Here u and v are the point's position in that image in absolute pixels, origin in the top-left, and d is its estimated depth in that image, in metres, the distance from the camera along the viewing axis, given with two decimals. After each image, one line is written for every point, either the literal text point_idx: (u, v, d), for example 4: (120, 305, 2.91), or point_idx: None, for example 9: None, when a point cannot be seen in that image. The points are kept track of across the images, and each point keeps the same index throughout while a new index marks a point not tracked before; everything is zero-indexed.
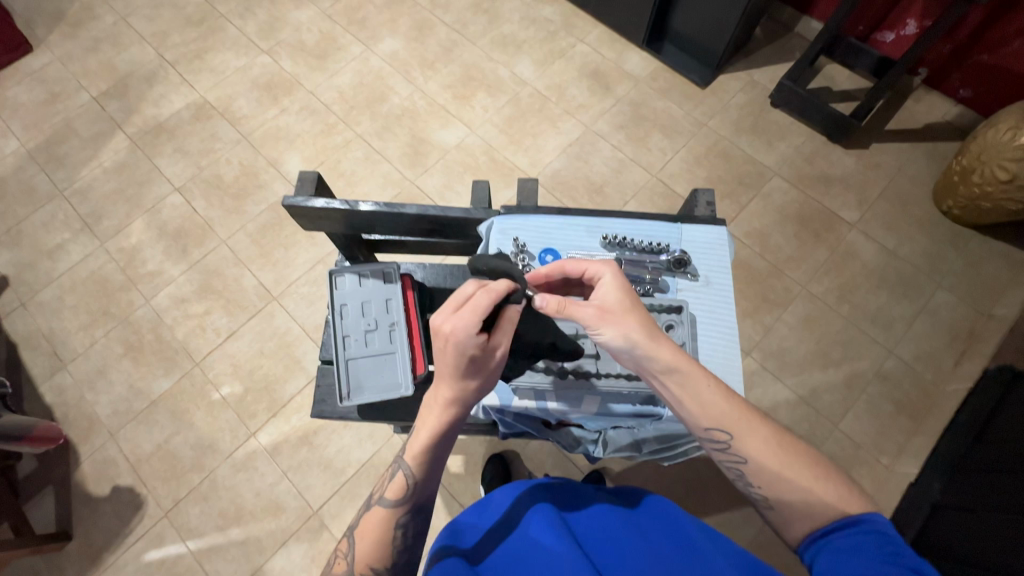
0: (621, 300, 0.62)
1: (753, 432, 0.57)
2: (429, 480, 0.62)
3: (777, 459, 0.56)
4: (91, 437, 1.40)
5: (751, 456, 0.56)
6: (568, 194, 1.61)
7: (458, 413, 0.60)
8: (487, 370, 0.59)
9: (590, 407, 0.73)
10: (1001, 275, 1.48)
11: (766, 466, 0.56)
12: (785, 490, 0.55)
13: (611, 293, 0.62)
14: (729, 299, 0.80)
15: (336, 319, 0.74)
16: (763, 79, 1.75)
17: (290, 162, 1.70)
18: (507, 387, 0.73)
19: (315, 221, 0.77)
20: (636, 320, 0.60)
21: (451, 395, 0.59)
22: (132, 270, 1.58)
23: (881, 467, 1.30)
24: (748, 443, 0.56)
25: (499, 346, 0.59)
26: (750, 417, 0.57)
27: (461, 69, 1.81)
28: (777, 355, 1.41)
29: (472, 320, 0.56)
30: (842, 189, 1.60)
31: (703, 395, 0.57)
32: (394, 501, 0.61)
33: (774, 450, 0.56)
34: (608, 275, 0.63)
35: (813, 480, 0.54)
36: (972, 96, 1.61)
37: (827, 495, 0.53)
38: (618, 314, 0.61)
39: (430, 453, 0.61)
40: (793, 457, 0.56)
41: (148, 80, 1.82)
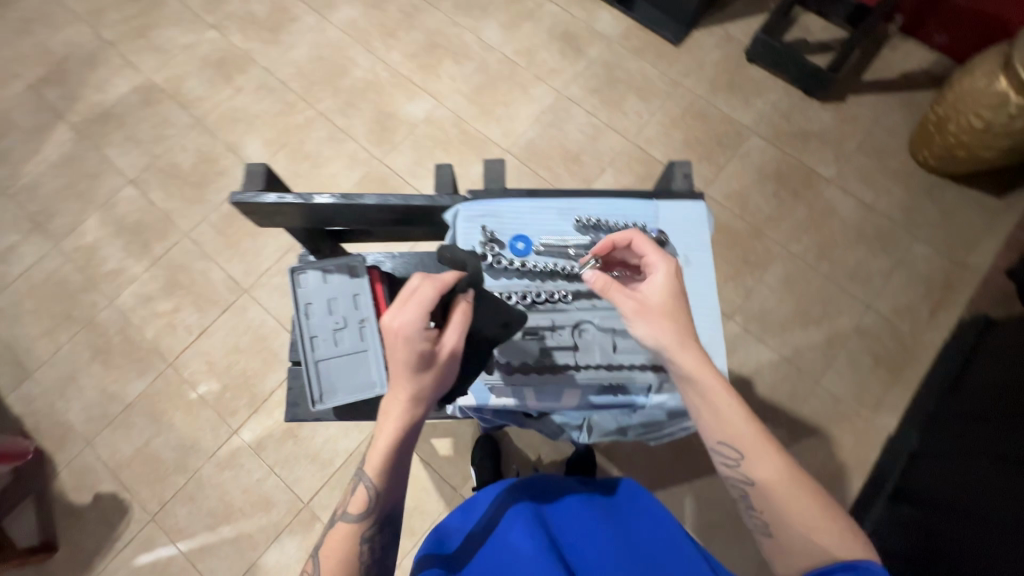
0: (665, 305, 0.63)
1: (764, 458, 0.58)
2: (393, 490, 0.61)
3: (783, 488, 0.58)
4: (67, 446, 1.35)
5: (757, 479, 0.59)
6: (543, 165, 1.56)
7: (415, 416, 0.58)
8: (436, 367, 0.57)
9: (571, 400, 0.73)
10: (976, 223, 1.48)
11: (771, 491, 0.58)
12: (784, 519, 0.57)
13: (657, 294, 0.63)
14: (709, 280, 0.78)
15: (302, 320, 0.71)
16: (738, 33, 1.69)
17: (250, 145, 1.61)
18: (484, 386, 0.71)
19: (269, 217, 0.72)
20: (676, 326, 0.62)
21: (407, 402, 0.57)
22: (91, 270, 1.50)
23: (861, 420, 1.33)
24: (757, 465, 0.59)
25: (447, 342, 0.57)
26: (766, 443, 0.59)
27: (425, 36, 1.71)
28: (759, 317, 1.41)
29: (417, 316, 0.55)
30: (820, 145, 1.57)
31: (723, 414, 0.60)
32: (359, 514, 0.61)
33: (784, 481, 0.58)
34: (660, 277, 0.64)
35: (816, 515, 0.56)
36: (948, 42, 1.59)
37: (824, 532, 0.55)
38: (655, 315, 0.62)
39: (390, 462, 0.59)
40: (802, 492, 0.57)
41: (87, 64, 1.69)
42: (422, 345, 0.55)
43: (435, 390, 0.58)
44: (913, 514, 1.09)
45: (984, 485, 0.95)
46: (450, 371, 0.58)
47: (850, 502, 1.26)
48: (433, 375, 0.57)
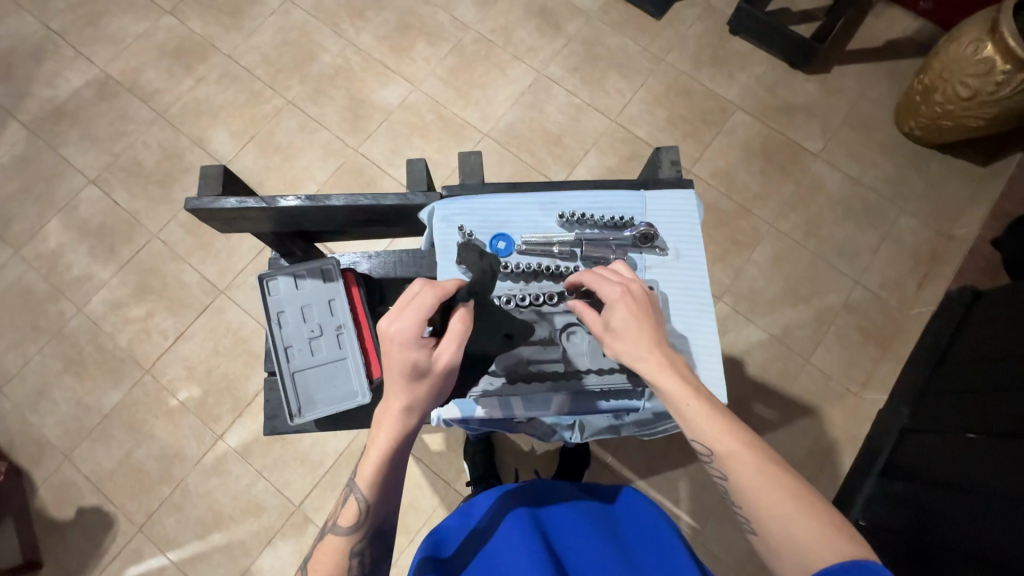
0: (624, 324, 0.60)
1: (732, 453, 0.54)
2: (386, 504, 0.57)
3: (758, 484, 0.52)
4: (44, 461, 1.31)
5: (730, 476, 0.54)
6: (525, 149, 1.51)
7: (410, 427, 0.54)
8: (431, 375, 0.53)
9: (561, 408, 0.70)
10: (961, 193, 1.48)
11: (745, 489, 0.53)
12: (763, 519, 0.51)
13: (617, 315, 0.61)
14: (702, 274, 0.75)
15: (275, 329, 0.68)
16: (720, 4, 1.64)
17: (217, 138, 1.53)
18: (468, 399, 0.68)
19: (232, 222, 0.68)
20: (637, 339, 0.59)
21: (402, 411, 0.53)
22: (56, 277, 1.43)
23: (851, 396, 1.33)
24: (728, 462, 0.54)
25: (444, 353, 0.54)
26: (733, 436, 0.54)
27: (396, 17, 1.63)
28: (748, 297, 1.40)
29: (414, 323, 0.52)
30: (806, 118, 1.54)
31: (684, 412, 0.56)
32: (349, 528, 0.56)
33: (757, 475, 0.52)
34: (617, 301, 0.61)
35: (795, 511, 0.50)
36: (933, 7, 1.56)
37: (808, 529, 0.49)
38: (618, 337, 0.61)
39: (383, 476, 0.55)
40: (776, 488, 0.51)
41: (35, 57, 1.59)
42: (417, 352, 0.52)
43: (431, 401, 0.55)
44: (906, 488, 1.09)
45: (974, 457, 0.96)
46: (448, 381, 0.55)
47: (842, 476, 1.27)
48: (428, 384, 0.53)
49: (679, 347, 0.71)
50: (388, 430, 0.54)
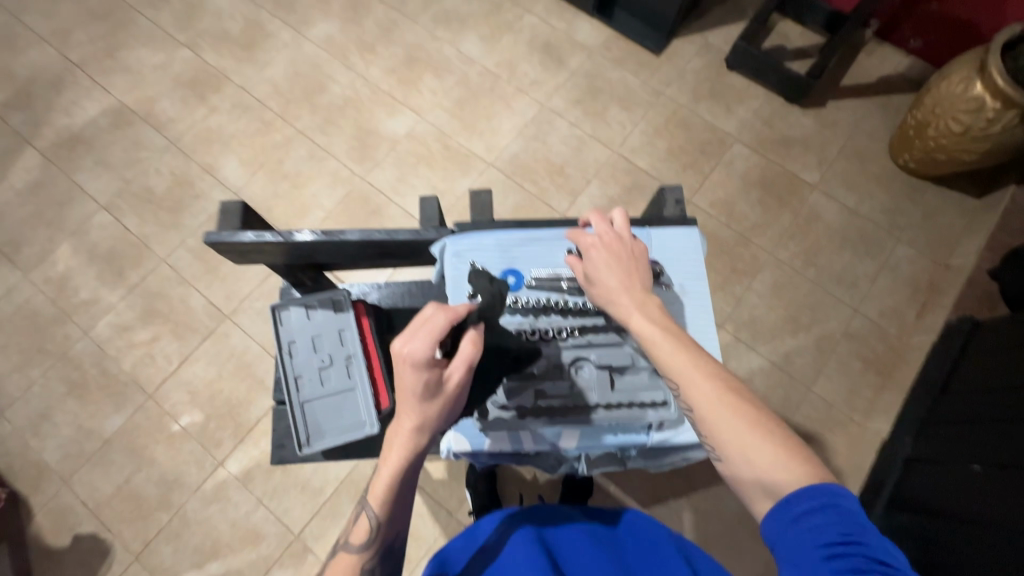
0: (602, 268, 0.66)
1: (695, 384, 0.56)
2: (397, 520, 0.57)
3: (719, 413, 0.55)
4: (43, 487, 1.30)
5: (694, 407, 0.57)
6: (529, 178, 1.55)
7: (421, 444, 0.55)
8: (442, 393, 0.54)
9: (569, 442, 0.71)
10: (956, 224, 1.50)
11: (706, 416, 0.56)
12: (723, 446, 0.54)
13: (594, 260, 0.67)
14: (707, 310, 0.77)
15: (285, 359, 0.69)
16: (718, 40, 1.70)
17: (228, 166, 1.57)
18: (477, 430, 0.69)
19: (248, 256, 0.70)
20: (611, 285, 0.65)
21: (415, 425, 0.54)
22: (64, 300, 1.44)
23: (854, 424, 1.34)
24: (691, 393, 0.57)
25: (454, 373, 0.54)
26: (696, 368, 0.57)
27: (404, 51, 1.69)
28: (749, 325, 1.41)
29: (427, 345, 0.51)
30: (802, 150, 1.58)
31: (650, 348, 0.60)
32: (359, 545, 0.56)
33: (719, 404, 0.55)
34: (592, 248, 0.68)
35: (752, 434, 0.53)
36: (922, 46, 1.61)
37: (762, 450, 0.52)
38: (594, 281, 0.67)
39: (395, 491, 0.55)
40: (739, 415, 0.54)
41: (53, 86, 1.64)
42: (429, 372, 0.52)
43: (442, 420, 0.55)
44: (913, 521, 1.08)
45: (979, 487, 0.95)
46: (458, 397, 0.55)
47: None
48: (440, 401, 0.54)
49: None
50: (400, 446, 0.54)
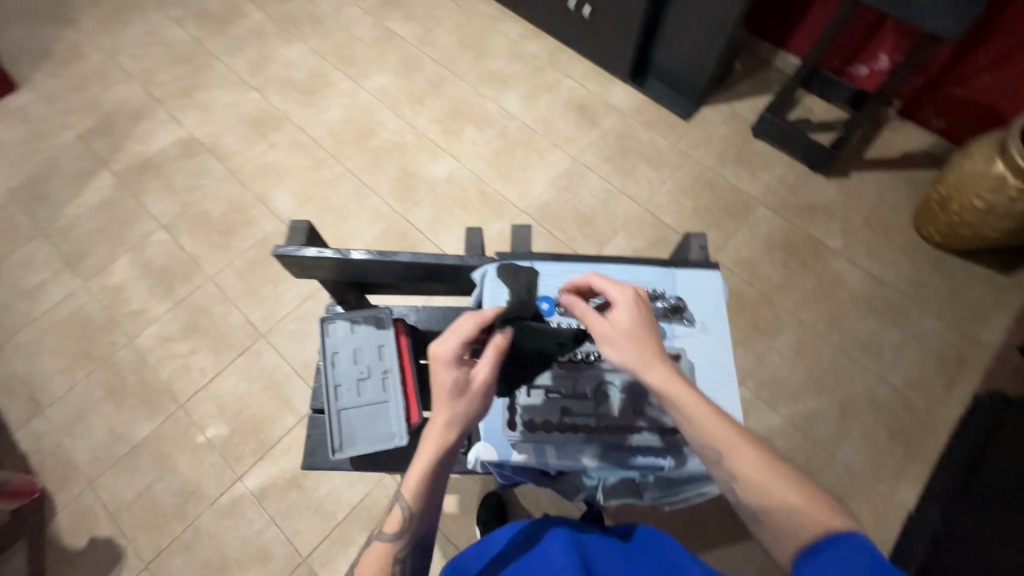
0: (636, 326, 0.63)
1: (738, 451, 0.57)
2: (428, 514, 0.59)
3: (767, 476, 0.56)
4: (68, 486, 1.34)
5: (739, 474, 0.56)
6: (558, 226, 1.62)
7: (451, 438, 0.58)
8: (469, 392, 0.59)
9: (590, 461, 0.73)
10: (983, 298, 1.51)
11: (753, 482, 0.56)
12: (775, 513, 0.54)
13: (624, 317, 0.64)
14: (727, 347, 0.80)
15: (329, 367, 0.78)
16: (745, 111, 1.80)
17: (280, 198, 1.69)
18: (506, 441, 0.72)
19: (306, 269, 0.77)
20: (647, 344, 0.62)
21: (445, 423, 0.58)
22: (115, 309, 1.54)
23: (879, 494, 1.30)
24: (737, 459, 0.57)
25: (478, 371, 0.60)
26: (733, 432, 0.58)
27: (450, 104, 1.84)
28: (770, 384, 1.41)
29: (453, 345, 0.60)
30: (826, 217, 1.63)
31: (689, 410, 0.59)
32: (394, 535, 0.59)
33: (763, 468, 0.56)
34: (621, 301, 0.64)
35: (799, 497, 0.54)
36: (945, 126, 1.67)
37: (813, 512, 0.52)
38: (626, 338, 0.62)
39: (427, 485, 0.58)
40: (779, 476, 0.56)
41: (134, 117, 1.82)
42: (456, 371, 0.59)
43: (471, 417, 0.59)
44: None
45: None
46: (484, 397, 0.60)
47: None
48: (469, 399, 0.59)
49: None
50: (431, 444, 0.58)
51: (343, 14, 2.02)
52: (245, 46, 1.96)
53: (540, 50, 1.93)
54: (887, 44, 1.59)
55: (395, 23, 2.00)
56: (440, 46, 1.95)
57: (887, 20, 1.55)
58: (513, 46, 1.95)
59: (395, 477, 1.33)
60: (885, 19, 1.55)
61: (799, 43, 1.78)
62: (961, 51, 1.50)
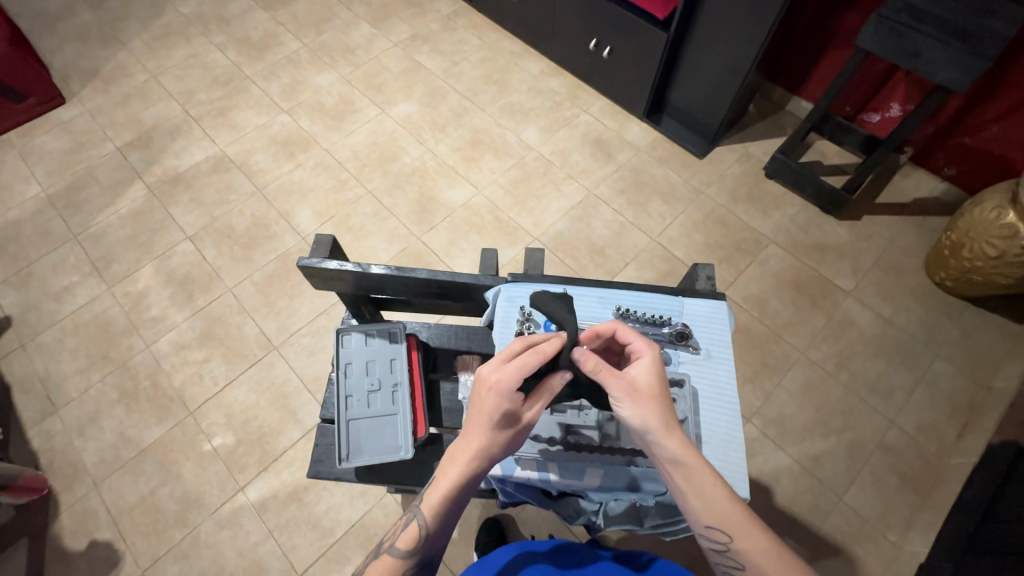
0: (657, 385, 0.61)
1: (749, 540, 0.57)
2: (440, 536, 0.63)
3: (776, 568, 0.56)
4: (74, 487, 1.35)
5: (749, 563, 0.57)
6: (570, 255, 1.65)
7: (479, 468, 0.61)
8: (513, 427, 0.60)
9: (592, 481, 0.73)
10: (997, 346, 1.49)
11: (762, 572, 0.56)
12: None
13: (643, 374, 0.61)
14: (731, 375, 0.80)
15: (342, 378, 0.85)
16: (757, 151, 1.84)
17: (301, 215, 1.75)
18: (509, 456, 0.73)
19: (327, 281, 0.83)
20: (667, 409, 0.60)
21: (482, 454, 0.60)
22: (136, 315, 1.59)
23: (888, 543, 1.26)
24: (745, 549, 0.57)
25: (530, 410, 0.60)
26: (747, 520, 0.57)
27: (471, 133, 1.90)
28: (778, 422, 1.40)
29: (514, 377, 0.58)
30: (837, 258, 1.64)
31: (707, 493, 0.58)
32: (404, 552, 0.63)
33: (773, 558, 0.57)
34: (646, 356, 0.62)
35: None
36: (957, 173, 1.68)
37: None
38: (644, 397, 0.60)
39: (445, 508, 0.62)
40: (790, 568, 0.56)
41: (171, 134, 1.91)
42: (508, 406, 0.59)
43: (503, 452, 0.61)
44: None
45: None
46: (523, 434, 0.62)
47: None
48: (511, 434, 0.60)
49: (705, 439, 0.75)
50: (460, 470, 0.60)
51: (374, 46, 2.13)
52: (280, 72, 2.07)
53: (560, 86, 2.01)
54: (898, 93, 1.63)
55: (423, 56, 2.10)
56: (464, 78, 2.04)
57: (897, 71, 1.59)
58: (534, 81, 2.03)
59: (395, 495, 1.33)
60: (895, 69, 1.59)
61: (811, 89, 1.84)
62: (971, 102, 1.52)
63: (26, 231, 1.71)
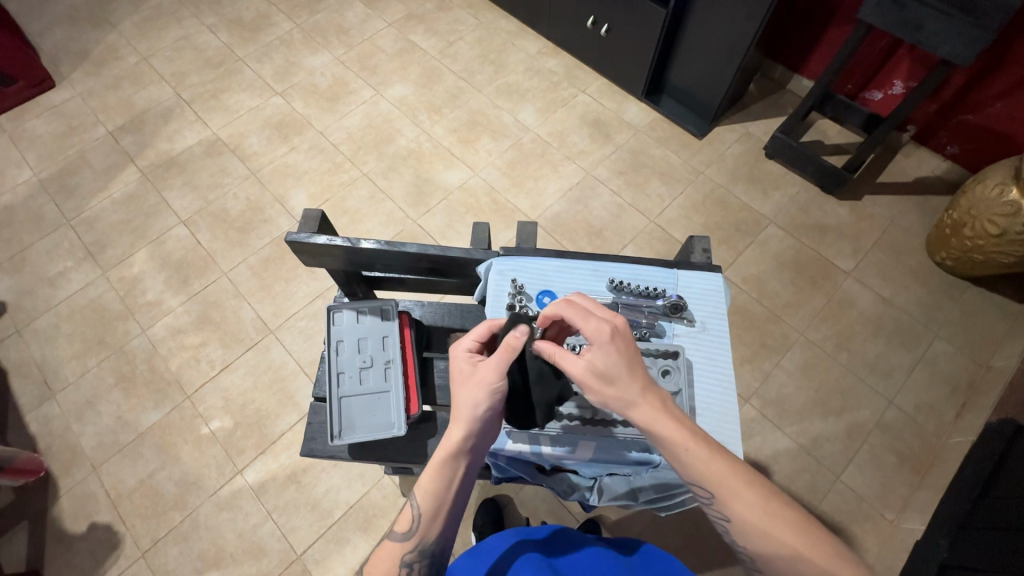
0: (611, 369, 0.59)
1: (736, 496, 0.56)
2: (440, 517, 0.61)
3: (763, 524, 0.55)
4: (72, 470, 1.36)
5: (735, 518, 0.56)
6: (568, 237, 1.64)
7: (461, 434, 0.61)
8: (475, 382, 0.62)
9: (585, 453, 0.73)
10: (998, 325, 1.48)
11: (751, 528, 0.55)
12: (771, 553, 0.55)
13: (599, 361, 0.60)
14: (725, 346, 0.80)
15: (332, 355, 0.85)
16: (758, 131, 1.82)
17: (296, 198, 1.73)
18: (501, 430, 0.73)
19: (317, 256, 0.84)
20: (626, 387, 0.59)
21: (467, 410, 0.61)
22: (131, 300, 1.58)
23: (885, 522, 1.26)
24: (729, 505, 0.56)
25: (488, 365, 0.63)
26: (732, 480, 0.56)
27: (467, 114, 1.87)
28: (776, 402, 1.40)
29: (464, 340, 0.67)
30: (837, 238, 1.63)
31: (683, 456, 0.57)
32: (403, 535, 0.61)
33: (762, 514, 0.55)
34: (597, 345, 0.60)
35: (799, 544, 0.54)
36: (959, 152, 1.66)
37: (816, 560, 0.53)
38: (602, 384, 0.60)
39: (435, 485, 0.61)
40: (781, 521, 0.55)
41: (163, 117, 1.88)
42: (468, 365, 0.65)
43: (476, 414, 0.61)
44: None
45: None
46: (491, 390, 0.62)
47: None
48: (483, 391, 0.62)
49: (700, 410, 0.75)
50: (452, 437, 0.61)
51: (368, 27, 2.09)
52: (273, 53, 2.03)
53: (558, 66, 1.98)
54: (901, 70, 1.60)
55: (419, 37, 2.06)
56: (460, 58, 2.01)
57: (900, 47, 1.56)
58: (531, 61, 2.00)
59: (393, 477, 1.33)
60: (899, 45, 1.56)
61: (812, 67, 1.81)
62: (974, 78, 1.49)
63: (19, 216, 1.70)
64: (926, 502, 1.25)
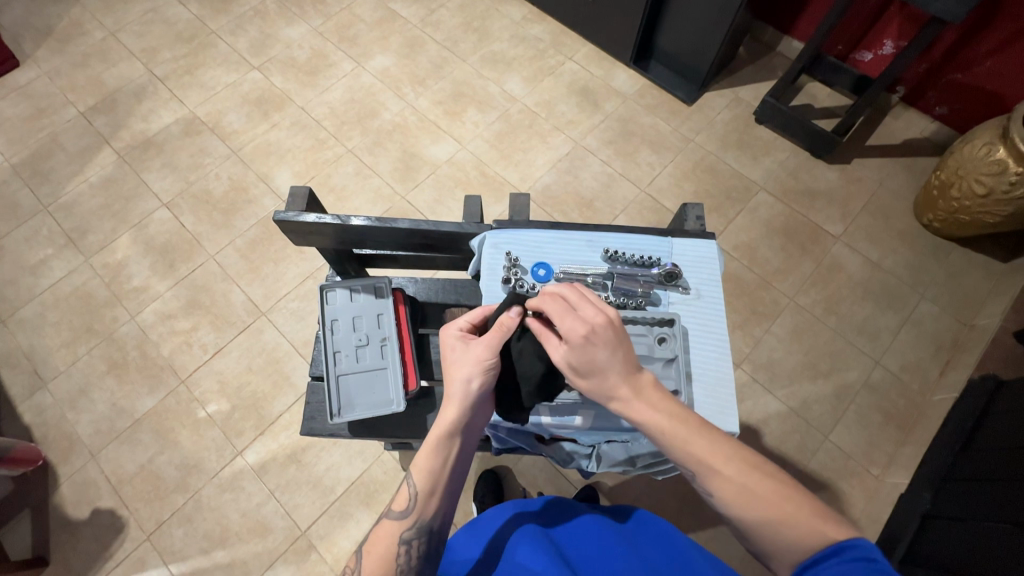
0: (588, 361, 0.59)
1: (716, 473, 0.55)
2: (435, 494, 0.62)
3: (745, 498, 0.54)
4: (71, 458, 1.36)
5: (716, 493, 0.55)
6: (559, 209, 1.63)
7: (456, 412, 0.62)
8: (465, 359, 0.64)
9: (584, 422, 0.74)
10: (981, 285, 1.51)
11: (733, 503, 0.54)
12: (755, 527, 0.53)
13: (575, 354, 0.59)
14: (720, 312, 0.80)
15: (328, 335, 0.85)
16: (748, 96, 1.80)
17: (280, 177, 1.69)
18: None
19: (307, 235, 0.82)
20: (606, 377, 0.58)
21: (458, 389, 0.63)
22: (118, 286, 1.55)
23: (871, 477, 1.31)
24: (709, 480, 0.55)
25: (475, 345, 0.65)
26: (712, 457, 0.56)
27: (452, 85, 1.83)
28: (767, 366, 1.42)
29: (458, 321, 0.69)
30: (826, 203, 1.63)
31: (664, 437, 0.57)
32: (399, 513, 0.63)
33: (744, 488, 0.54)
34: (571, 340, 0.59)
35: (782, 515, 0.52)
36: (948, 113, 1.65)
37: (798, 531, 0.51)
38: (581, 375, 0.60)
39: (428, 463, 0.62)
40: (762, 494, 0.54)
41: (136, 96, 1.81)
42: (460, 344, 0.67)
43: (465, 393, 0.63)
44: None
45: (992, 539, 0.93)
46: (480, 370, 0.63)
47: None
48: (473, 368, 0.63)
49: (696, 375, 0.76)
50: (444, 417, 0.62)
51: None
52: (247, 25, 1.95)
53: (543, 32, 1.93)
54: (891, 29, 1.58)
55: (399, 4, 1.99)
56: (442, 27, 1.94)
57: (891, 5, 1.53)
58: (515, 28, 1.94)
59: (393, 453, 1.35)
60: (890, 3, 1.53)
61: (802, 28, 1.78)
62: (965, 35, 1.48)
63: None
64: (911, 458, 1.29)
